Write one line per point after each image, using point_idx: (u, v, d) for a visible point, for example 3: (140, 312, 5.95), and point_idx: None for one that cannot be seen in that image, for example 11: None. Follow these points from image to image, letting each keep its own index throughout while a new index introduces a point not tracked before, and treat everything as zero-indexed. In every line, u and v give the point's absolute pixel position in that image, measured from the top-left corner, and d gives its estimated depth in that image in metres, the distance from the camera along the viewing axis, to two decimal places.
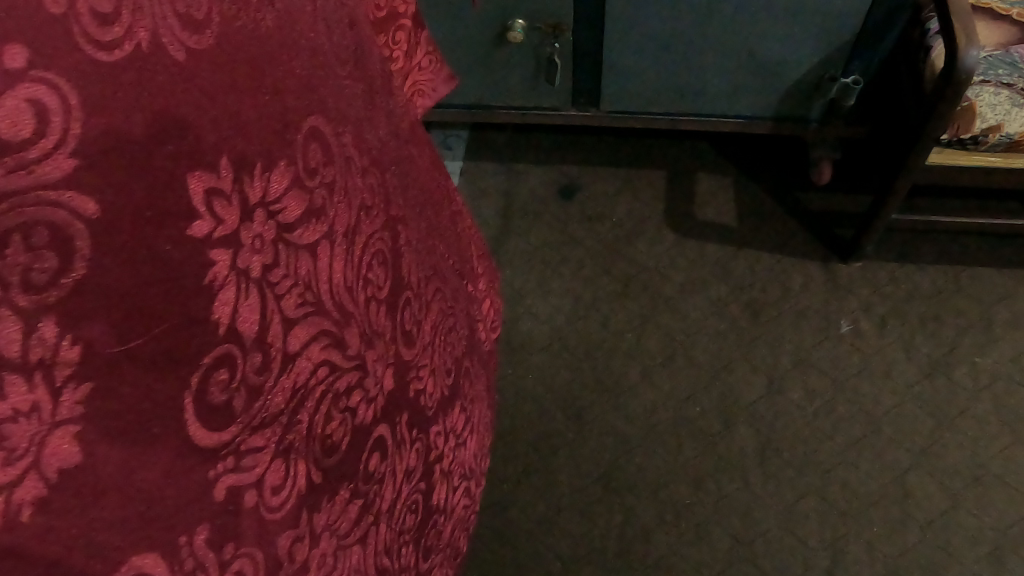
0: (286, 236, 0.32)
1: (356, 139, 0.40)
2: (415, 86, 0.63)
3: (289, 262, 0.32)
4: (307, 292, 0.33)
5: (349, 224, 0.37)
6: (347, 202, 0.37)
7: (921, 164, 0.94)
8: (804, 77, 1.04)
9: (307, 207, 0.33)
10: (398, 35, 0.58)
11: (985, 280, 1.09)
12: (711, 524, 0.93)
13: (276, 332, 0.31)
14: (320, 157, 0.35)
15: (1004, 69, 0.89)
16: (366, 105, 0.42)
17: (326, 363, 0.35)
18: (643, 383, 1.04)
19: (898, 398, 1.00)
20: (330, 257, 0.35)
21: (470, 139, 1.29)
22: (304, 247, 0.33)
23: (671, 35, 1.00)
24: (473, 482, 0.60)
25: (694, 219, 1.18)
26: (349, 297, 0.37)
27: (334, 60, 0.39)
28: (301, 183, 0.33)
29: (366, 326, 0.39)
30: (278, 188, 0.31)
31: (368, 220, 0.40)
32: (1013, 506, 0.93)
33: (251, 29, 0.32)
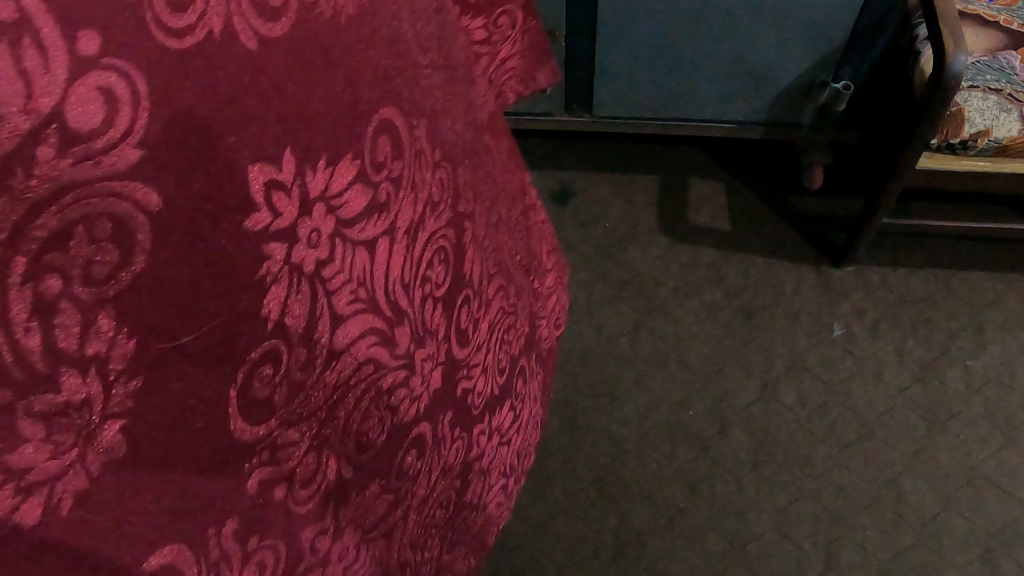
0: (347, 232, 0.30)
1: (430, 130, 0.37)
2: (512, 73, 0.57)
3: (349, 257, 0.30)
4: (366, 284, 0.32)
5: (413, 219, 0.35)
6: (414, 196, 0.35)
7: (910, 169, 0.95)
8: (796, 82, 1.05)
9: (368, 203, 0.31)
10: (499, 19, 0.51)
11: (975, 283, 1.11)
12: (705, 526, 0.93)
13: (325, 331, 0.30)
14: (390, 150, 0.33)
15: (992, 75, 0.91)
16: (445, 95, 0.40)
17: (372, 361, 0.34)
18: (636, 388, 1.04)
19: (890, 401, 1.01)
20: (388, 253, 0.33)
21: None
22: (362, 242, 0.31)
23: (664, 42, 1.00)
24: (510, 479, 0.57)
25: (687, 223, 1.18)
26: (406, 294, 0.35)
27: (417, 49, 0.36)
28: (367, 177, 0.31)
29: (419, 326, 0.37)
30: (343, 180, 0.30)
31: (434, 215, 0.37)
32: (1005, 509, 0.93)
33: (325, 16, 0.29)
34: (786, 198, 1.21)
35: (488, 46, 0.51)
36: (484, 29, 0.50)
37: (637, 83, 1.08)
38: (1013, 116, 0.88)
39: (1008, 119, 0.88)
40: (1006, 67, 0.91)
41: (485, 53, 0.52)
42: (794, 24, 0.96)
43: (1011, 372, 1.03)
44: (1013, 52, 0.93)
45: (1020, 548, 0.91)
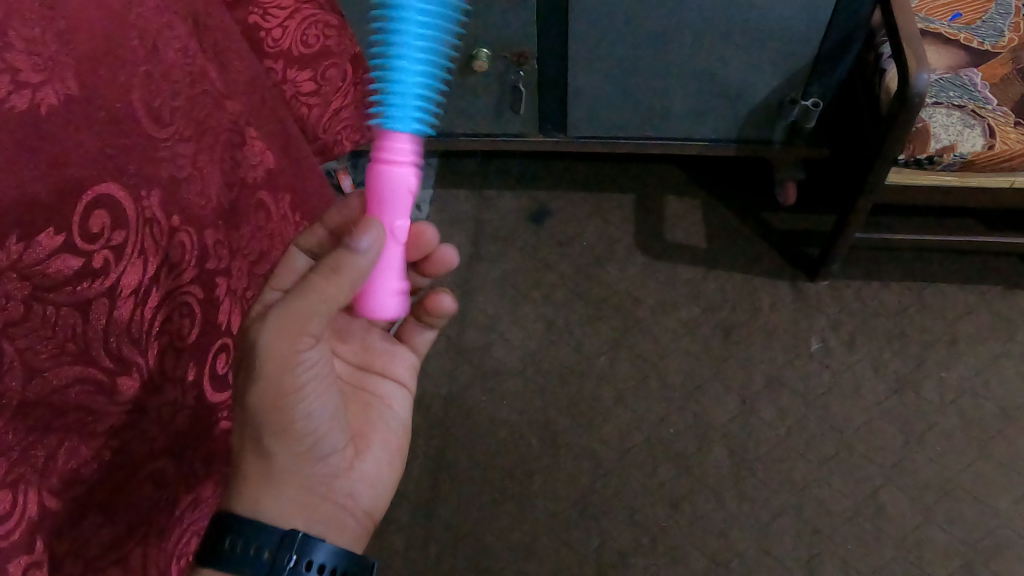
0: (46, 294, 0.36)
1: (165, 199, 0.44)
2: (348, 122, 0.68)
3: (49, 317, 0.37)
4: (64, 341, 0.38)
5: (138, 283, 0.42)
6: (141, 262, 0.42)
7: (881, 182, 0.93)
8: (765, 101, 1.05)
9: (74, 272, 0.38)
10: (327, 72, 0.63)
11: (950, 296, 1.09)
12: (688, 546, 0.93)
13: (13, 382, 0.36)
14: (106, 222, 0.39)
15: (954, 92, 0.91)
16: (193, 161, 0.47)
17: (89, 403, 0.40)
18: (615, 407, 1.03)
19: (868, 415, 1.00)
20: (104, 313, 0.40)
21: (440, 167, 1.30)
22: (69, 303, 0.38)
23: (634, 61, 1.01)
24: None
25: (663, 240, 1.18)
26: (124, 353, 0.42)
27: (141, 127, 0.43)
28: (78, 248, 0.38)
29: (146, 372, 0.43)
30: (48, 251, 0.36)
31: (170, 276, 0.45)
32: (984, 522, 0.92)
33: (17, 109, 0.36)
34: (762, 214, 1.20)
35: (317, 97, 0.64)
36: (312, 80, 0.62)
37: (610, 103, 1.09)
38: (976, 131, 0.87)
39: (972, 135, 0.87)
40: (968, 84, 0.91)
41: (317, 103, 0.64)
42: (760, 44, 0.96)
43: (988, 383, 1.02)
44: (973, 69, 0.92)
45: (1000, 561, 0.90)
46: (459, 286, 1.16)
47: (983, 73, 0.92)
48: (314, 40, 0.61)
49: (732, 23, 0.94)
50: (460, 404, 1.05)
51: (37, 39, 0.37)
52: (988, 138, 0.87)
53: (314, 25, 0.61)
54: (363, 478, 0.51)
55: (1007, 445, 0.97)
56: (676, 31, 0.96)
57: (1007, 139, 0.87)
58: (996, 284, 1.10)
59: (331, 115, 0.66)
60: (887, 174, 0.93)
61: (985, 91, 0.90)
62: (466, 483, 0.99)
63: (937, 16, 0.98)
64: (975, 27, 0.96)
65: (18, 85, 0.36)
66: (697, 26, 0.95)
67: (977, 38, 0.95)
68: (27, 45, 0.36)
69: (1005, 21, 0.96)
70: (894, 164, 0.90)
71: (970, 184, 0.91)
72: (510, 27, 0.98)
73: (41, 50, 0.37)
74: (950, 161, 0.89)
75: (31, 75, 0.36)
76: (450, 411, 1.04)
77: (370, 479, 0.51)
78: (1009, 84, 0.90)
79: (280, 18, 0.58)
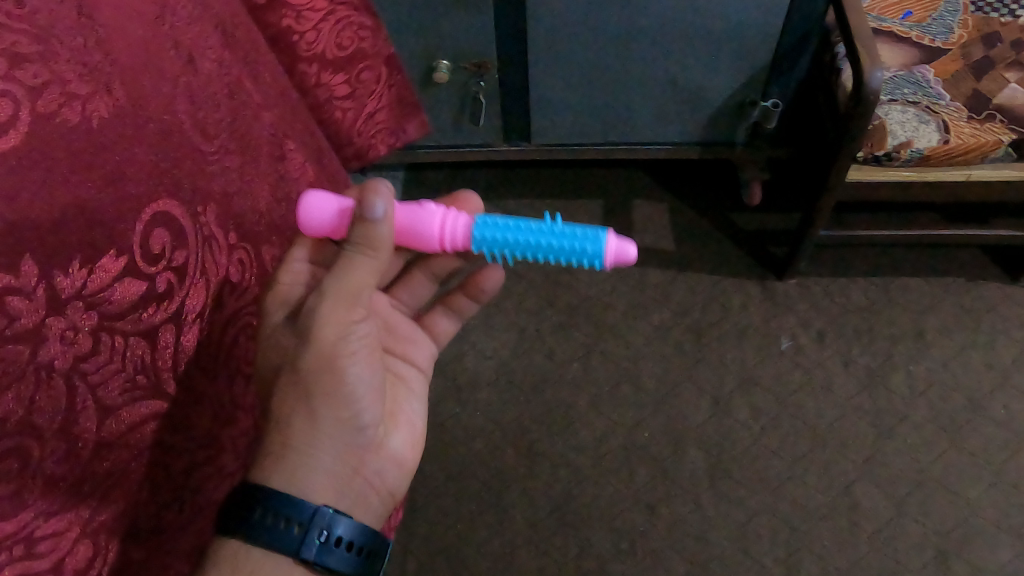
0: (113, 325, 0.32)
1: (221, 215, 0.39)
2: (379, 125, 0.65)
3: (121, 351, 0.33)
4: (140, 372, 0.34)
5: (205, 305, 0.38)
6: (204, 281, 0.38)
7: (840, 180, 0.94)
8: (727, 103, 1.06)
9: (139, 296, 0.34)
10: (363, 76, 0.60)
11: (915, 289, 1.11)
12: (667, 549, 0.93)
13: (88, 423, 0.32)
14: (168, 241, 0.35)
15: (909, 89, 0.92)
16: (243, 176, 0.42)
17: (166, 441, 0.37)
18: (591, 413, 1.03)
19: (841, 410, 1.01)
20: (171, 340, 0.36)
21: (409, 178, 1.29)
22: (136, 332, 0.34)
23: (595, 69, 1.01)
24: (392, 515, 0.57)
25: (632, 245, 1.18)
26: (191, 381, 0.38)
27: (197, 134, 0.39)
28: (140, 271, 0.33)
29: (218, 402, 0.41)
30: (105, 277, 0.32)
31: (234, 295, 0.41)
32: (954, 511, 0.93)
33: (70, 123, 0.31)
34: (728, 215, 1.21)
35: (351, 99, 0.60)
36: (345, 84, 0.59)
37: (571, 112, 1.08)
38: (931, 127, 0.89)
39: (927, 130, 0.88)
40: (921, 81, 0.92)
41: (350, 107, 0.61)
42: (720, 49, 0.97)
43: (954, 374, 1.03)
44: (926, 65, 0.95)
45: (970, 548, 0.91)
46: None
47: (934, 70, 0.94)
48: (349, 42, 0.58)
49: (690, 31, 0.94)
50: (436, 418, 1.03)
51: (80, 48, 0.33)
52: (942, 132, 0.88)
53: (347, 27, 0.57)
54: (392, 459, 0.47)
55: (973, 434, 0.99)
56: (633, 38, 0.96)
57: (961, 133, 0.88)
58: (960, 275, 1.12)
59: (364, 119, 0.62)
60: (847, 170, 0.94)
61: (938, 88, 0.92)
62: (444, 497, 0.97)
63: (888, 15, 0.99)
64: (925, 25, 0.97)
65: (69, 97, 0.31)
66: (654, 34, 0.95)
67: (927, 35, 0.97)
68: (73, 55, 0.32)
69: (953, 17, 0.98)
70: (853, 161, 0.92)
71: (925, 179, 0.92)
72: (469, 38, 0.97)
73: (86, 59, 0.33)
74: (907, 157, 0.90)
75: (82, 86, 0.32)
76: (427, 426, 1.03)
77: (397, 460, 0.47)
78: (961, 80, 0.93)
79: (314, 21, 0.55)
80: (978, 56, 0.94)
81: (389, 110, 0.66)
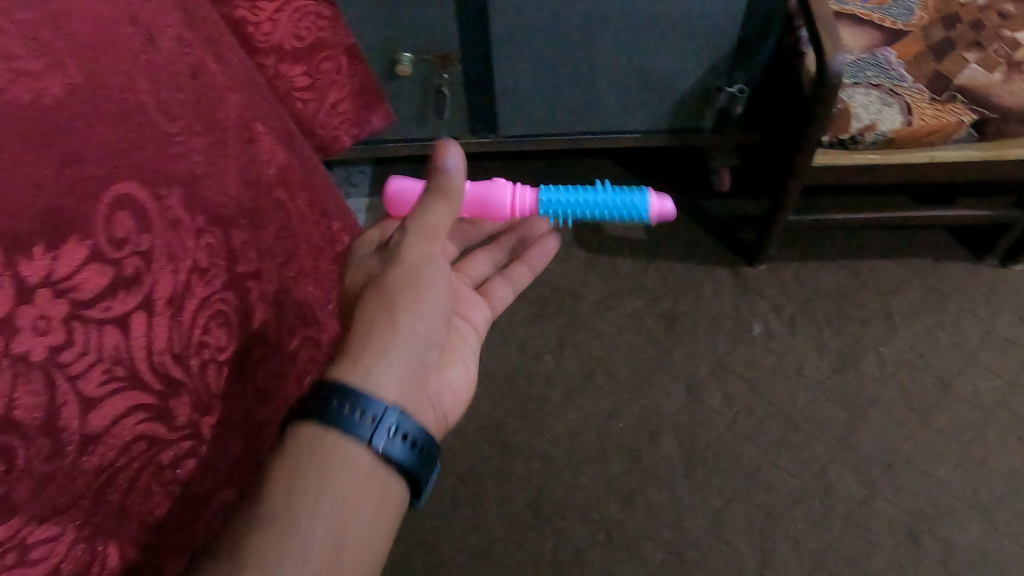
0: (84, 311, 0.30)
1: (186, 196, 0.37)
2: (344, 115, 0.64)
3: (97, 339, 0.31)
4: (122, 361, 0.32)
5: (174, 290, 0.35)
6: (172, 264, 0.35)
7: (806, 165, 0.95)
8: (692, 90, 1.05)
9: (111, 281, 0.32)
10: (323, 65, 0.59)
11: (883, 271, 1.12)
12: (643, 538, 0.92)
13: (70, 416, 0.30)
14: (134, 224, 0.33)
15: (872, 71, 0.92)
16: (208, 157, 0.39)
17: (145, 437, 0.34)
18: (564, 405, 1.02)
19: (812, 394, 1.01)
20: (148, 327, 0.33)
21: (376, 174, 1.27)
22: (110, 319, 0.32)
23: (557, 58, 0.99)
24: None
25: (602, 234, 1.18)
26: (163, 369, 0.34)
27: (162, 113, 0.37)
28: (106, 255, 0.31)
29: (200, 397, 0.37)
30: (73, 262, 0.30)
31: (203, 280, 0.37)
32: (925, 489, 0.94)
33: (21, 99, 0.30)
34: (698, 202, 1.21)
35: (313, 91, 0.59)
36: (306, 75, 0.57)
37: (536, 102, 1.07)
38: (894, 109, 0.89)
39: (889, 113, 0.89)
40: (884, 63, 0.92)
41: (313, 98, 0.59)
42: (684, 36, 0.97)
43: (923, 354, 1.04)
44: (888, 48, 0.94)
45: (942, 527, 0.91)
46: None
47: (897, 52, 0.93)
48: (307, 32, 0.56)
49: (654, 18, 0.94)
50: None
51: (26, 23, 0.31)
52: (904, 114, 0.89)
53: (306, 16, 0.56)
54: (447, 388, 0.49)
55: (943, 413, 0.99)
56: (595, 27, 0.95)
57: (923, 115, 0.88)
58: (927, 256, 1.13)
59: (326, 109, 0.61)
60: (813, 155, 0.94)
61: (901, 69, 0.91)
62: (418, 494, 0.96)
63: None
64: (886, 7, 0.97)
65: (16, 72, 0.30)
66: (615, 21, 0.94)
67: (890, 17, 0.96)
68: (17, 28, 0.31)
69: None
70: (818, 145, 0.92)
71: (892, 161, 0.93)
72: (429, 29, 0.95)
73: (33, 34, 0.31)
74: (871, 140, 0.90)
75: (30, 62, 0.31)
76: None
77: (451, 392, 0.50)
78: (923, 61, 0.92)
79: (270, 11, 0.52)
80: (939, 37, 0.93)
81: (351, 98, 0.65)
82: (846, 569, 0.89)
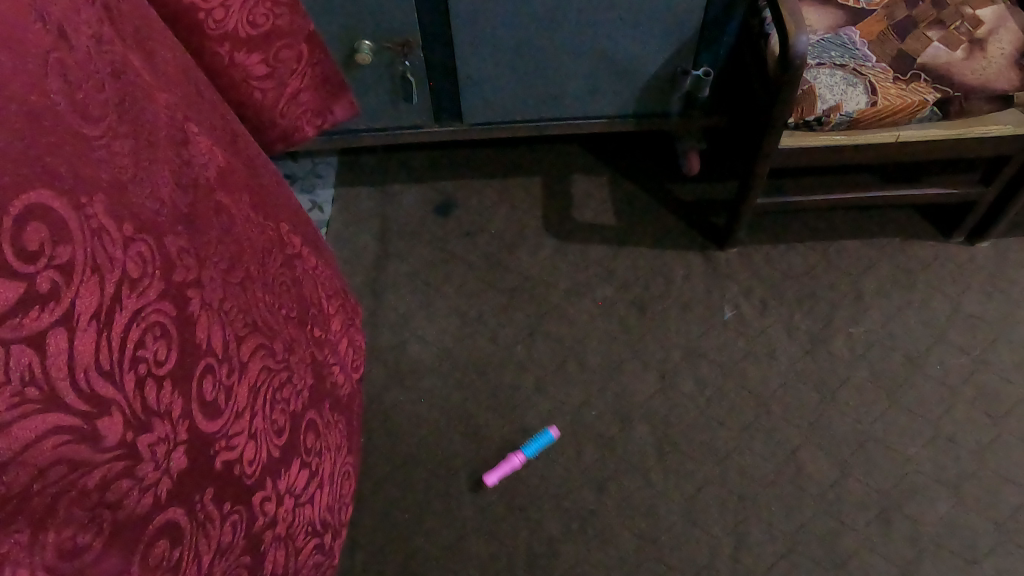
0: (30, 305, 0.27)
1: (111, 207, 0.32)
2: (307, 105, 0.62)
3: (49, 339, 0.27)
4: (81, 368, 0.28)
5: (136, 290, 0.32)
6: (128, 261, 0.32)
7: (773, 146, 0.94)
8: (658, 73, 1.04)
9: (58, 276, 0.28)
10: (281, 53, 0.56)
11: (852, 252, 1.12)
12: (617, 527, 0.91)
13: (28, 425, 0.26)
14: (79, 218, 0.30)
15: (836, 52, 0.91)
16: (150, 148, 0.36)
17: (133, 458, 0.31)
18: (536, 395, 1.01)
19: (783, 376, 1.01)
20: (108, 332, 0.30)
21: (341, 164, 1.24)
22: (60, 319, 0.28)
23: (522, 43, 0.98)
24: (327, 536, 0.49)
25: (571, 221, 1.16)
26: (142, 378, 0.32)
27: (94, 91, 0.33)
28: (51, 248, 0.28)
29: (182, 407, 0.34)
30: (12, 252, 0.26)
31: (134, 292, 0.32)
32: (895, 468, 0.94)
33: None
34: (666, 186, 1.20)
35: (272, 78, 0.56)
36: (264, 63, 0.55)
37: (501, 89, 1.05)
38: (859, 89, 0.88)
39: (854, 93, 0.88)
40: (848, 43, 0.92)
41: (271, 85, 0.57)
42: (649, 19, 0.95)
43: (892, 334, 1.04)
44: (852, 27, 0.94)
45: (912, 505, 0.92)
46: (368, 288, 1.11)
47: (861, 32, 0.93)
48: (263, 19, 0.53)
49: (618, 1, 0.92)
50: (379, 408, 1.00)
51: None
52: (869, 94, 0.88)
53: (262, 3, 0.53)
54: None
55: (912, 391, 1.00)
56: (559, 10, 0.93)
57: (888, 95, 0.88)
58: (893, 235, 1.13)
59: (287, 98, 0.59)
60: (781, 137, 0.93)
61: (864, 49, 0.91)
62: (390, 488, 0.95)
63: None
64: None
65: None
66: (580, 5, 0.92)
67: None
68: None
69: None
70: (784, 127, 0.91)
71: (858, 142, 0.92)
72: (390, 16, 0.93)
73: None
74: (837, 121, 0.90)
75: None
76: (371, 418, 0.99)
77: None
78: (886, 40, 0.92)
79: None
80: (902, 16, 0.93)
81: (315, 87, 0.62)
82: (818, 550, 0.89)
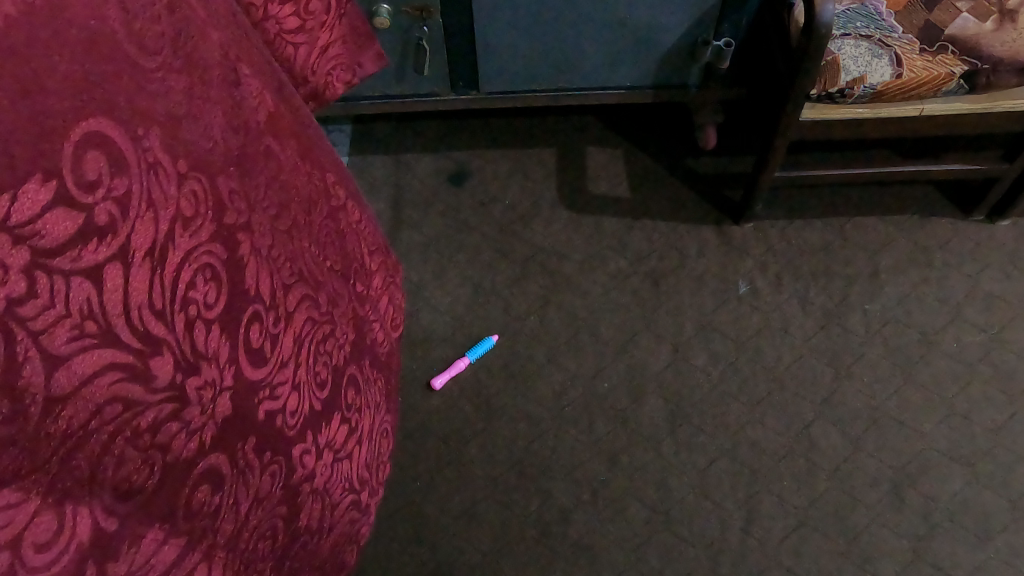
0: (96, 238, 0.32)
1: (165, 139, 0.37)
2: (337, 59, 0.61)
3: (111, 272, 0.33)
4: (136, 296, 0.34)
5: (181, 238, 0.37)
6: (167, 211, 0.37)
7: (794, 120, 0.92)
8: (679, 43, 1.02)
9: (112, 218, 0.33)
10: (312, 5, 0.55)
11: (868, 230, 1.10)
12: (628, 498, 0.91)
13: (96, 337, 0.32)
14: (131, 164, 0.35)
15: (861, 22, 0.89)
16: (191, 100, 0.41)
17: (177, 380, 0.37)
18: (550, 365, 1.01)
19: (797, 351, 1.01)
20: (154, 271, 0.35)
21: (355, 132, 1.23)
22: (114, 254, 0.33)
23: (539, 12, 0.96)
24: (365, 493, 0.59)
25: (588, 194, 1.15)
26: (182, 313, 0.37)
27: (132, 43, 0.37)
28: (109, 189, 0.33)
29: (211, 347, 0.39)
30: (81, 184, 0.32)
31: (187, 233, 0.38)
32: (908, 444, 0.94)
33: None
34: (683, 159, 1.18)
35: (303, 32, 0.56)
36: (295, 16, 0.54)
37: (517, 57, 1.03)
38: (884, 61, 0.87)
39: (878, 65, 0.86)
40: (873, 14, 0.89)
41: (304, 42, 0.56)
42: None
43: (909, 312, 1.03)
44: None
45: (924, 481, 0.91)
46: None
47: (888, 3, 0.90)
48: None
49: None
50: None
51: None
52: (895, 66, 0.86)
53: None
54: None
55: (926, 368, 0.99)
56: None
57: (913, 67, 0.86)
58: (912, 214, 1.12)
59: (317, 53, 0.58)
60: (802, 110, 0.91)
61: (890, 20, 0.89)
62: (401, 455, 0.95)
63: None
64: None
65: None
66: None
67: None
68: None
69: None
70: (806, 99, 0.89)
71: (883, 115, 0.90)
72: None
73: None
74: (860, 94, 0.88)
75: None
76: None
77: None
78: (913, 12, 0.89)
79: None
80: None
81: (344, 41, 0.62)
82: (829, 523, 0.89)
